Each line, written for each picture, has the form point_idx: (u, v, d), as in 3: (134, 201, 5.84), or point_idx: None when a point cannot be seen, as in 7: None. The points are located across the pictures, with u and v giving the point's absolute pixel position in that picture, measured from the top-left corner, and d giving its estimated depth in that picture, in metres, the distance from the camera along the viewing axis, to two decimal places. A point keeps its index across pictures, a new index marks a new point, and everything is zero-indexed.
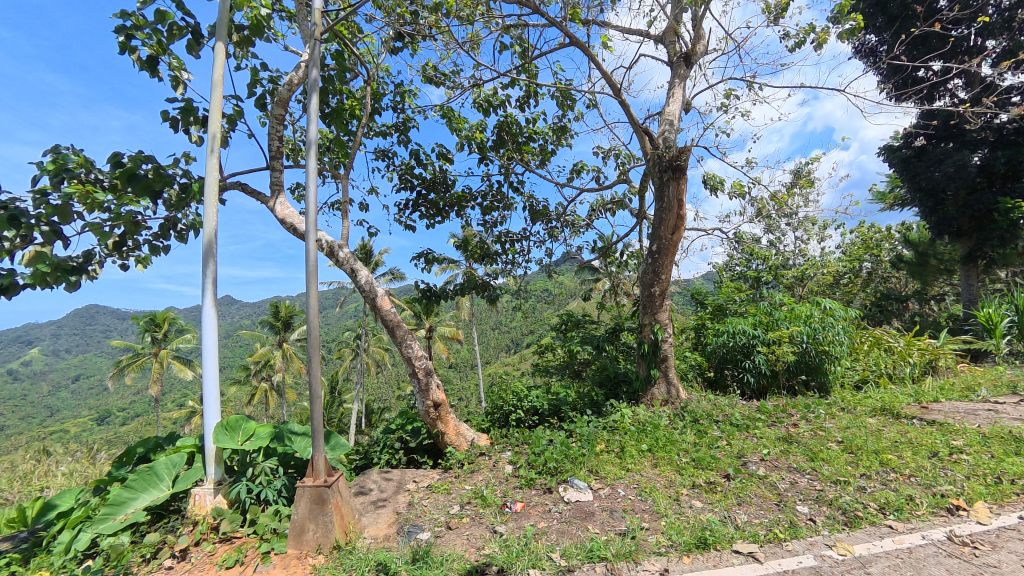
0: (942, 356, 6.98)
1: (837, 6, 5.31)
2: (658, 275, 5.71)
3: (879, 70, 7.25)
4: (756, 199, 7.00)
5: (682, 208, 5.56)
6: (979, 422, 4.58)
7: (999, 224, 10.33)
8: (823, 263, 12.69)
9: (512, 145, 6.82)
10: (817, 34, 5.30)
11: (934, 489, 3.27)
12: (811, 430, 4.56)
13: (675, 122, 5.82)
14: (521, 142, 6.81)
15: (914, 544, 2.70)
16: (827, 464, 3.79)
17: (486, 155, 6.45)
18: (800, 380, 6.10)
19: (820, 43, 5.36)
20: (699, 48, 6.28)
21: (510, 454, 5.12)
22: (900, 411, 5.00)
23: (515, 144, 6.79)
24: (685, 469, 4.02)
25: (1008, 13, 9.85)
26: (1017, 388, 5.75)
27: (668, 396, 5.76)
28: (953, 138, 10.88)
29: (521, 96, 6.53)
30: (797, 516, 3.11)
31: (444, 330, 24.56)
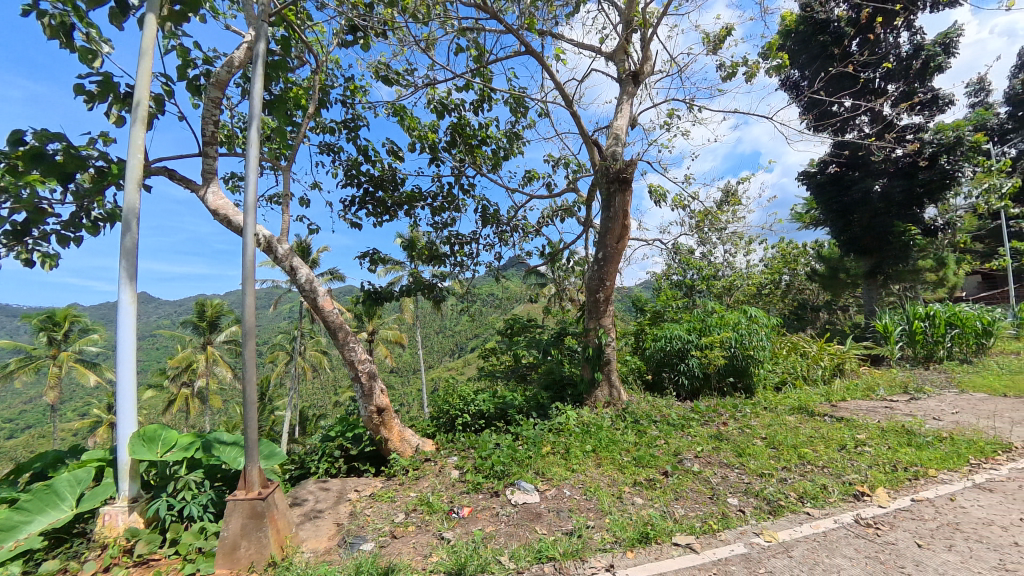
0: (847, 360, 7.79)
1: (768, 41, 5.84)
2: (603, 282, 5.91)
3: (801, 101, 8.02)
4: (693, 213, 7.49)
5: (628, 219, 5.82)
6: (878, 419, 5.17)
7: (894, 243, 11.79)
8: (748, 274, 13.74)
9: (464, 147, 6.80)
10: (750, 65, 5.78)
11: (843, 477, 3.65)
12: (738, 428, 4.92)
13: (621, 136, 6.10)
14: (474, 145, 6.83)
15: (828, 528, 2.99)
16: (753, 459, 4.10)
17: (438, 156, 6.41)
18: (729, 381, 6.57)
19: (751, 74, 5.90)
20: (646, 68, 6.64)
21: (456, 459, 5.08)
22: (814, 409, 5.53)
23: (467, 146, 6.77)
24: (627, 468, 4.19)
25: (905, 63, 11.30)
26: (908, 389, 6.55)
27: (610, 398, 5.97)
28: (859, 167, 12.31)
29: (475, 100, 6.56)
30: (728, 508, 3.34)
31: (387, 333, 23.86)
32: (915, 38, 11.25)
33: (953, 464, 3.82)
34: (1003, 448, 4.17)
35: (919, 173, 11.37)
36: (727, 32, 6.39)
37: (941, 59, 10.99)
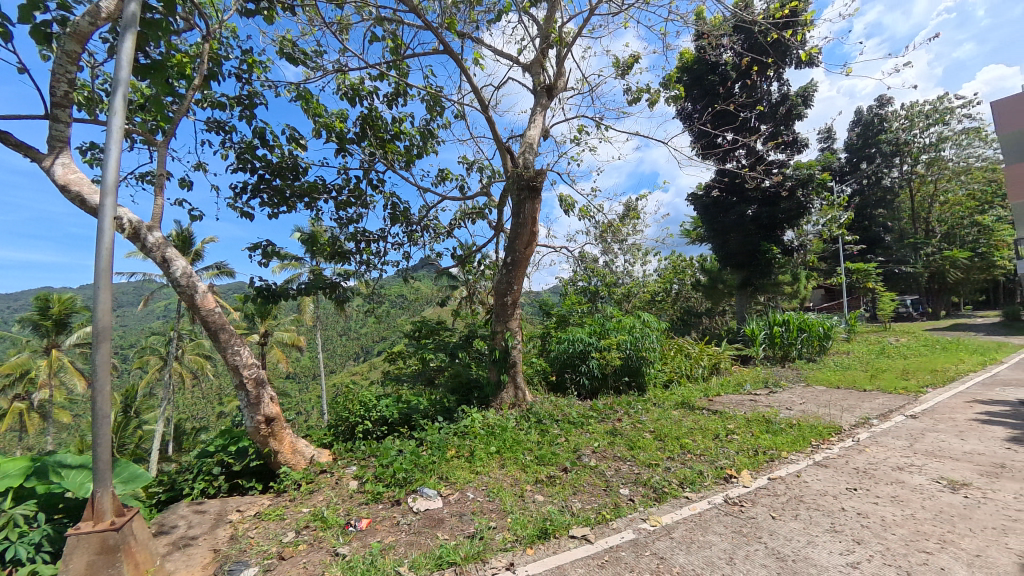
0: (722, 359, 8.80)
1: (667, 73, 6.43)
2: (510, 286, 6.02)
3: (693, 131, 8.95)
4: (598, 223, 7.94)
5: (536, 226, 6.00)
6: (745, 411, 5.89)
7: (761, 260, 13.65)
8: (644, 282, 14.94)
9: (375, 140, 6.53)
10: (651, 95, 6.32)
11: (717, 463, 4.09)
12: (631, 424, 5.29)
13: (534, 146, 6.29)
14: (386, 140, 6.58)
15: (703, 508, 3.32)
16: (643, 451, 4.43)
17: (347, 147, 6.08)
18: (625, 381, 7.05)
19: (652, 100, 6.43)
20: (559, 83, 6.94)
21: (355, 469, 4.81)
22: (694, 404, 6.15)
23: (379, 140, 6.51)
24: (529, 467, 4.28)
25: (775, 108, 13.15)
26: (768, 384, 7.57)
27: (515, 400, 6.08)
28: (737, 193, 14.05)
29: (389, 93, 6.34)
30: (620, 498, 3.56)
31: (284, 335, 22.01)
32: (782, 88, 13.20)
33: (799, 446, 4.49)
34: (835, 431, 4.99)
35: (781, 202, 13.31)
36: (633, 59, 6.92)
37: (801, 109, 13.08)
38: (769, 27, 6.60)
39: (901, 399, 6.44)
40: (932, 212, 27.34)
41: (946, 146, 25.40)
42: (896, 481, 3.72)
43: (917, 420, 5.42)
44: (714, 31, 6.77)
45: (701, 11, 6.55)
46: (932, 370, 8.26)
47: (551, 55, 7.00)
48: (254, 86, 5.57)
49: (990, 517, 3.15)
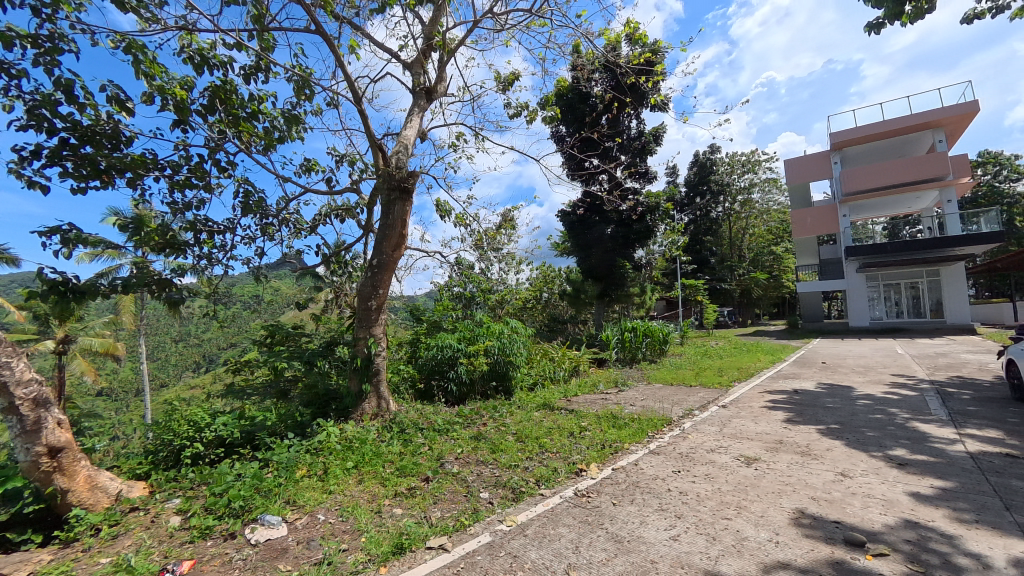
0: (581, 362, 9.54)
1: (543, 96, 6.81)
2: (376, 289, 5.74)
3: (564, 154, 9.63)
4: (473, 230, 7.98)
5: (406, 228, 5.84)
6: (597, 409, 6.45)
7: (617, 273, 15.25)
8: (516, 290, 15.61)
9: (228, 117, 5.71)
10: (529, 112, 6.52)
11: (570, 459, 4.39)
12: (495, 427, 5.41)
13: (409, 147, 6.11)
14: (241, 118, 5.80)
15: (556, 503, 3.51)
16: (504, 453, 4.55)
17: (188, 120, 5.20)
18: (492, 385, 7.19)
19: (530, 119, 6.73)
20: (440, 88, 6.88)
21: (178, 502, 4.05)
22: (555, 404, 6.55)
23: (232, 117, 5.71)
24: (388, 480, 4.07)
25: (633, 142, 14.85)
26: (618, 384, 8.42)
27: (377, 410, 5.77)
28: (599, 213, 15.50)
29: (247, 67, 5.62)
30: (480, 502, 3.59)
31: (93, 342, 17.95)
32: (640, 126, 14.96)
33: (639, 438, 5.05)
34: (667, 423, 5.75)
35: (634, 224, 15.06)
36: (513, 77, 7.20)
37: (652, 147, 14.91)
38: (630, 70, 7.39)
39: (716, 392, 7.71)
40: (744, 242, 33.62)
41: (755, 191, 31.60)
42: (711, 461, 4.40)
43: (727, 409, 6.53)
44: (586, 65, 7.36)
45: (577, 45, 7.07)
46: (739, 368, 10.06)
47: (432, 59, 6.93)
48: (59, 26, 4.48)
49: (771, 484, 3.90)
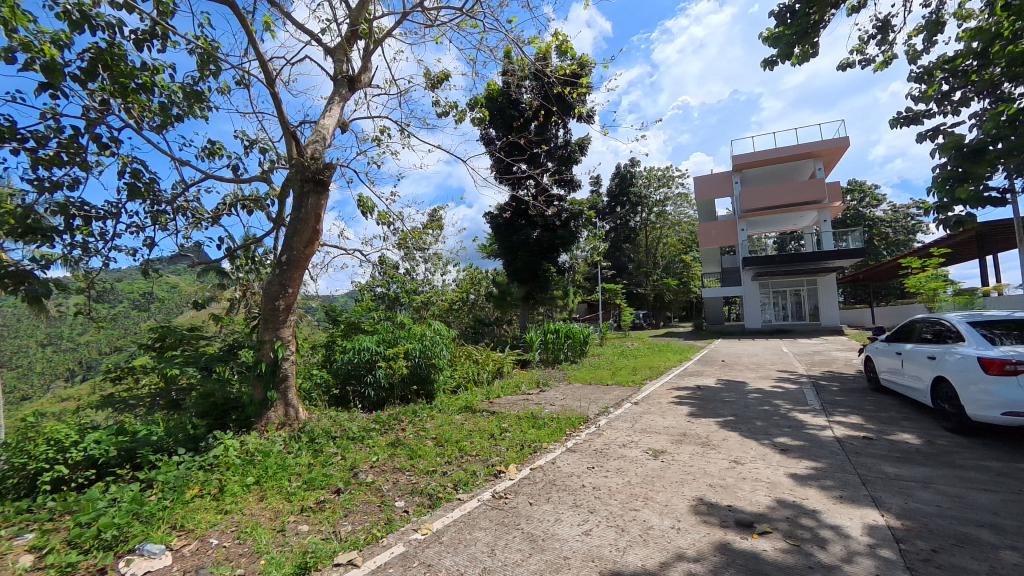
0: (505, 364, 9.61)
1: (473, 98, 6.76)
2: (284, 288, 5.34)
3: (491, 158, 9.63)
4: (398, 229, 7.65)
5: (320, 224, 5.50)
6: (518, 410, 6.54)
7: (541, 277, 15.62)
8: (442, 291, 15.42)
9: (113, 86, 4.99)
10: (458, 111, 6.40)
11: (489, 461, 4.39)
12: (414, 433, 5.27)
13: (327, 137, 5.76)
14: (130, 88, 5.10)
15: (472, 507, 3.48)
16: (422, 459, 4.44)
17: (58, 85, 4.47)
18: (412, 389, 7.01)
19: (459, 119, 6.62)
20: (363, 78, 6.57)
21: (32, 537, 3.44)
22: (476, 407, 6.53)
23: (119, 86, 5.00)
24: (294, 495, 3.78)
25: (559, 151, 15.28)
26: (540, 385, 8.61)
27: (284, 419, 5.39)
28: (525, 217, 15.77)
29: (138, 32, 4.97)
30: (394, 512, 3.45)
31: None
32: (566, 136, 15.45)
33: (557, 437, 5.20)
34: (584, 421, 5.98)
35: (558, 229, 15.51)
36: (443, 75, 7.08)
37: (577, 156, 15.43)
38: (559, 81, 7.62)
39: (630, 390, 8.17)
40: (659, 250, 36.11)
41: (669, 204, 34.15)
42: (622, 456, 4.63)
43: (638, 405, 6.94)
44: (517, 71, 7.37)
45: (508, 50, 7.08)
46: (651, 366, 10.75)
47: (357, 47, 6.60)
48: None
49: (675, 474, 4.19)
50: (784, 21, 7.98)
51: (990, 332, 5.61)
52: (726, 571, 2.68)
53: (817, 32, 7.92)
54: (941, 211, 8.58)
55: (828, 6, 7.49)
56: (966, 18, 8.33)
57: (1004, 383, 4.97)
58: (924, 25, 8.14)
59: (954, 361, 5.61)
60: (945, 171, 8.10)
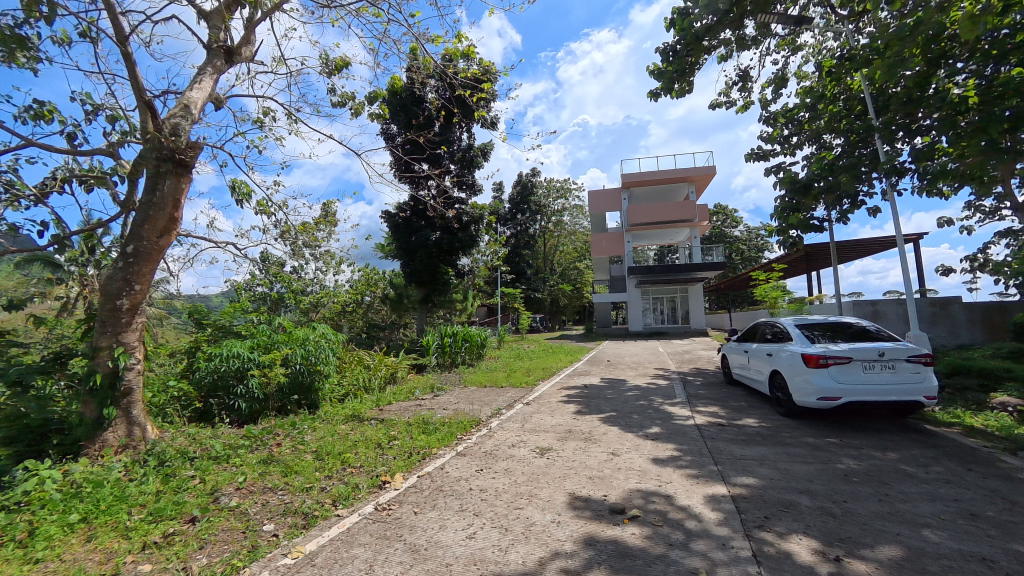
0: (399, 369, 9.33)
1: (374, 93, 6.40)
2: (129, 285, 4.58)
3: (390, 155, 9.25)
4: (281, 221, 6.92)
5: (179, 211, 4.82)
6: (408, 416, 6.38)
7: (439, 279, 15.45)
8: (335, 292, 14.54)
9: None
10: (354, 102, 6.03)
11: (374, 472, 4.22)
12: (291, 447, 4.86)
13: (193, 111, 5.05)
14: None
15: (352, 523, 3.29)
16: (298, 475, 4.10)
17: None
18: (292, 399, 6.45)
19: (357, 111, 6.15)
20: (244, 51, 5.89)
21: None
22: (364, 415, 6.25)
23: None
24: (134, 531, 3.22)
25: (461, 154, 15.27)
26: (434, 390, 8.49)
27: (127, 440, 4.61)
28: (425, 218, 15.43)
29: None
30: (261, 537, 3.13)
31: None
32: (469, 140, 15.49)
33: (448, 442, 5.17)
34: (475, 424, 6.03)
35: (457, 232, 15.47)
36: (341, 63, 6.63)
37: (480, 161, 15.55)
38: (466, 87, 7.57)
39: (523, 391, 8.44)
40: (555, 257, 38.08)
41: (566, 214, 36.16)
42: (510, 456, 4.76)
43: (530, 406, 7.20)
44: (421, 71, 7.18)
45: (412, 46, 6.86)
46: (543, 368, 11.21)
47: (239, 15, 5.91)
48: None
49: (558, 469, 4.41)
50: (667, 57, 8.92)
51: (812, 334, 6.81)
52: (598, 560, 2.88)
53: (693, 73, 8.99)
54: (781, 234, 10.24)
55: (702, 51, 8.55)
56: (803, 77, 10.10)
57: (819, 375, 6.06)
58: (773, 78, 9.68)
59: (786, 357, 6.70)
60: (783, 201, 9.78)
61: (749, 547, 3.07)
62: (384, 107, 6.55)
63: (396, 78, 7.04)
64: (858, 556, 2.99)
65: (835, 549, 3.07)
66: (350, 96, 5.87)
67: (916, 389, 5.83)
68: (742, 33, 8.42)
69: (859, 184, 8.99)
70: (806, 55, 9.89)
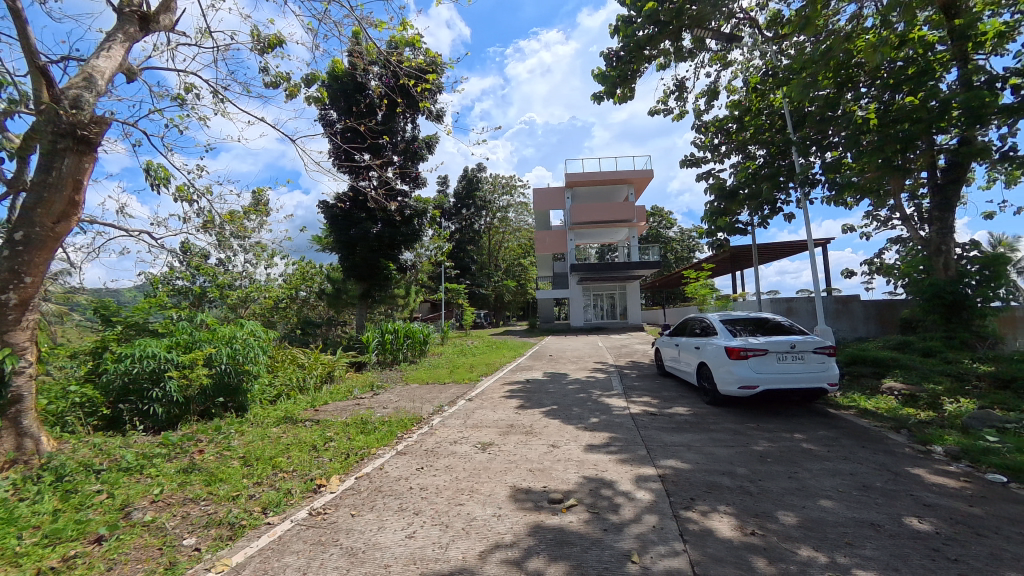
0: (336, 367, 9.00)
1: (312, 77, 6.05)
2: (17, 277, 4.05)
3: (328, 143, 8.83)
4: (204, 210, 6.42)
5: (81, 194, 4.34)
6: (346, 416, 6.19)
7: (380, 274, 15.01)
8: (266, 287, 13.70)
9: None
10: (289, 84, 5.69)
11: (307, 475, 4.07)
12: (216, 453, 4.56)
13: (98, 82, 4.52)
14: None
15: (283, 531, 3.16)
16: (224, 483, 3.86)
17: None
18: (217, 402, 6.06)
19: (291, 94, 5.79)
20: (164, 20, 5.35)
21: None
22: (297, 417, 5.99)
23: None
24: (25, 556, 2.82)
25: (405, 145, 14.91)
26: (373, 388, 8.27)
27: (16, 453, 4.09)
28: (365, 209, 14.87)
29: None
30: (180, 552, 2.92)
31: None
32: (414, 131, 15.13)
33: (387, 441, 5.08)
34: (416, 422, 5.97)
35: (400, 226, 15.09)
36: (276, 41, 6.21)
37: (424, 154, 15.26)
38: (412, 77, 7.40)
39: (466, 387, 8.44)
40: (500, 253, 38.29)
41: (511, 210, 36.43)
42: (451, 453, 4.76)
43: (472, 402, 7.22)
44: (364, 57, 6.90)
45: (355, 30, 6.58)
46: (486, 364, 11.27)
47: None
48: None
49: (499, 464, 4.49)
50: (611, 62, 9.22)
51: (734, 328, 7.38)
52: (537, 549, 2.98)
53: (634, 80, 9.37)
54: (710, 236, 10.97)
55: (643, 60, 8.92)
56: (732, 91, 10.85)
57: (740, 366, 6.59)
58: (706, 90, 10.32)
59: (712, 350, 7.21)
60: (712, 206, 10.50)
61: (677, 527, 3.31)
62: (323, 91, 6.24)
63: (337, 62, 6.72)
64: (770, 528, 3.31)
65: (750, 524, 3.37)
66: (285, 78, 5.52)
67: (821, 377, 6.51)
68: (680, 46, 8.88)
69: (777, 192, 9.83)
70: (736, 71, 10.62)
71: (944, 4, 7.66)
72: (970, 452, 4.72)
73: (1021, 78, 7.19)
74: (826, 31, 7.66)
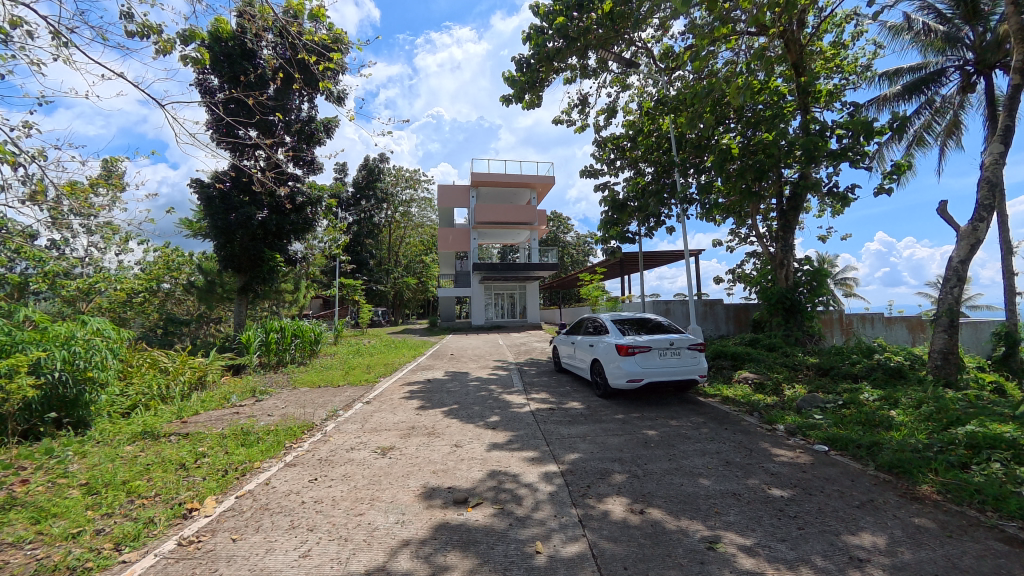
0: (210, 372, 7.95)
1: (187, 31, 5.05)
2: None
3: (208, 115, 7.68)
4: (34, 178, 5.20)
5: None
6: (222, 427, 5.49)
7: (264, 266, 13.55)
8: (118, 278, 11.58)
9: None
10: (159, 38, 4.86)
11: (174, 500, 3.51)
12: (47, 482, 3.74)
13: None
14: None
15: (144, 568, 2.69)
16: (58, 520, 3.17)
17: None
18: (47, 418, 4.99)
19: (162, 51, 4.92)
20: None
21: None
22: (159, 432, 5.17)
23: None
24: None
25: (301, 126, 13.69)
26: (256, 394, 7.45)
27: None
28: (247, 193, 13.18)
29: None
30: None
31: None
32: (310, 111, 13.93)
33: (273, 453, 4.60)
34: (307, 429, 5.49)
35: (289, 214, 13.72)
36: None
37: (321, 137, 14.13)
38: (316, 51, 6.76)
39: (362, 389, 8.04)
40: (400, 249, 37.09)
41: (413, 205, 35.48)
42: (349, 460, 4.49)
43: (369, 405, 6.86)
44: (256, 20, 6.12)
45: None
46: (385, 364, 10.83)
47: None
48: None
49: (401, 468, 4.33)
50: (522, 68, 9.43)
51: (623, 327, 8.02)
52: (444, 550, 2.92)
53: (543, 88, 9.71)
54: (605, 243, 11.80)
55: (551, 70, 9.25)
56: (628, 111, 11.78)
57: (628, 362, 7.19)
58: (606, 108, 11.07)
59: (604, 347, 7.77)
60: (606, 215, 11.34)
61: (576, 513, 3.49)
62: (203, 53, 5.44)
63: (220, 22, 5.86)
64: (655, 505, 3.65)
65: (639, 504, 3.69)
66: (157, 30, 4.69)
67: (693, 371, 7.34)
68: (585, 63, 9.41)
69: (662, 206, 10.90)
70: (632, 94, 11.55)
71: (793, 61, 9.15)
72: (802, 429, 5.72)
73: (842, 130, 8.91)
74: (707, 70, 8.71)
